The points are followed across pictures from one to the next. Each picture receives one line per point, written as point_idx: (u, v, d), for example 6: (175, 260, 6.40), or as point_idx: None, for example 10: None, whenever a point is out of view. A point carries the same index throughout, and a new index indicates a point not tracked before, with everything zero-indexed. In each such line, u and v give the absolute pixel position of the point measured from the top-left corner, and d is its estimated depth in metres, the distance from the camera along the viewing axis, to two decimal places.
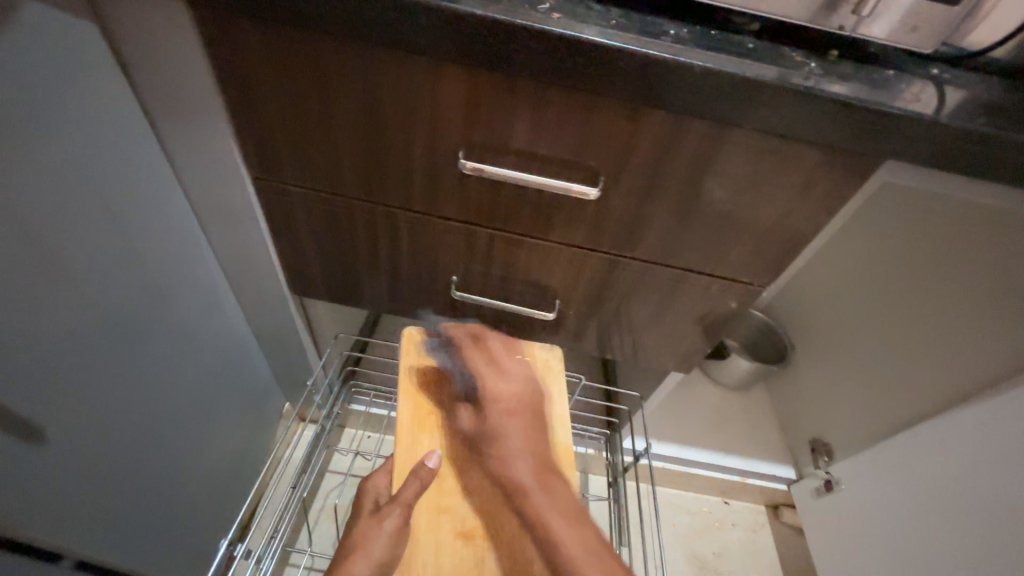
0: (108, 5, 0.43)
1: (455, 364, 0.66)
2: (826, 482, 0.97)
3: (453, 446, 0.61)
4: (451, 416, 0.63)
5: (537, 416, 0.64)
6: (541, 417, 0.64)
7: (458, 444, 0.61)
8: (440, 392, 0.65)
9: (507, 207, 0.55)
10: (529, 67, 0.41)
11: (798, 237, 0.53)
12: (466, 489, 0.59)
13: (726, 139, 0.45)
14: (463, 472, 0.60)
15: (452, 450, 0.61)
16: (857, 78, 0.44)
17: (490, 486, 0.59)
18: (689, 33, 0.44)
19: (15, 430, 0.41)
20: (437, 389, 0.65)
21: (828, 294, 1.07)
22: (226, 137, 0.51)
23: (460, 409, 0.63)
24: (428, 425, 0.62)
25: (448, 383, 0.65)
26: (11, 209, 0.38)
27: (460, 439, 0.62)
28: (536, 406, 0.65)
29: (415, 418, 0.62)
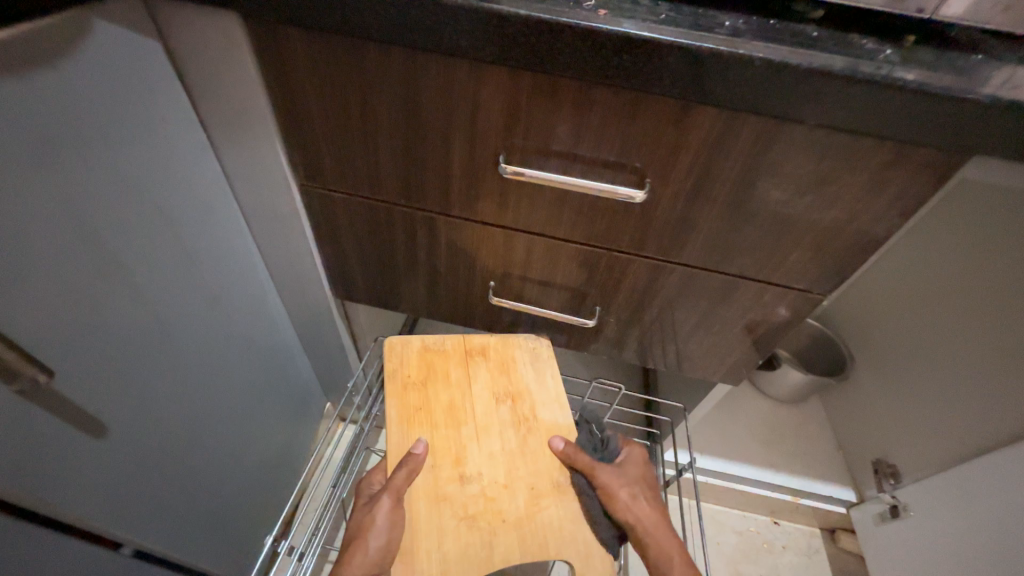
0: (171, 23, 0.45)
1: (441, 358, 0.66)
2: (893, 507, 0.89)
3: (444, 437, 0.60)
4: (441, 409, 0.62)
5: (530, 404, 0.64)
6: (531, 404, 0.64)
7: (451, 434, 0.60)
8: (426, 386, 0.64)
9: (546, 211, 0.53)
10: (572, 66, 0.40)
11: (866, 241, 0.49)
12: (464, 477, 0.58)
13: (785, 135, 0.42)
14: (457, 460, 0.59)
15: (443, 442, 0.60)
16: (939, 65, 0.40)
17: (487, 471, 0.58)
18: (745, 23, 0.41)
19: (83, 426, 0.43)
20: (424, 383, 0.64)
21: (894, 303, 0.99)
22: (274, 145, 0.53)
23: (450, 400, 0.63)
24: (418, 418, 0.61)
25: (435, 377, 0.65)
26: (81, 217, 0.40)
27: (452, 430, 0.61)
28: (526, 394, 0.65)
29: (404, 414, 0.61)
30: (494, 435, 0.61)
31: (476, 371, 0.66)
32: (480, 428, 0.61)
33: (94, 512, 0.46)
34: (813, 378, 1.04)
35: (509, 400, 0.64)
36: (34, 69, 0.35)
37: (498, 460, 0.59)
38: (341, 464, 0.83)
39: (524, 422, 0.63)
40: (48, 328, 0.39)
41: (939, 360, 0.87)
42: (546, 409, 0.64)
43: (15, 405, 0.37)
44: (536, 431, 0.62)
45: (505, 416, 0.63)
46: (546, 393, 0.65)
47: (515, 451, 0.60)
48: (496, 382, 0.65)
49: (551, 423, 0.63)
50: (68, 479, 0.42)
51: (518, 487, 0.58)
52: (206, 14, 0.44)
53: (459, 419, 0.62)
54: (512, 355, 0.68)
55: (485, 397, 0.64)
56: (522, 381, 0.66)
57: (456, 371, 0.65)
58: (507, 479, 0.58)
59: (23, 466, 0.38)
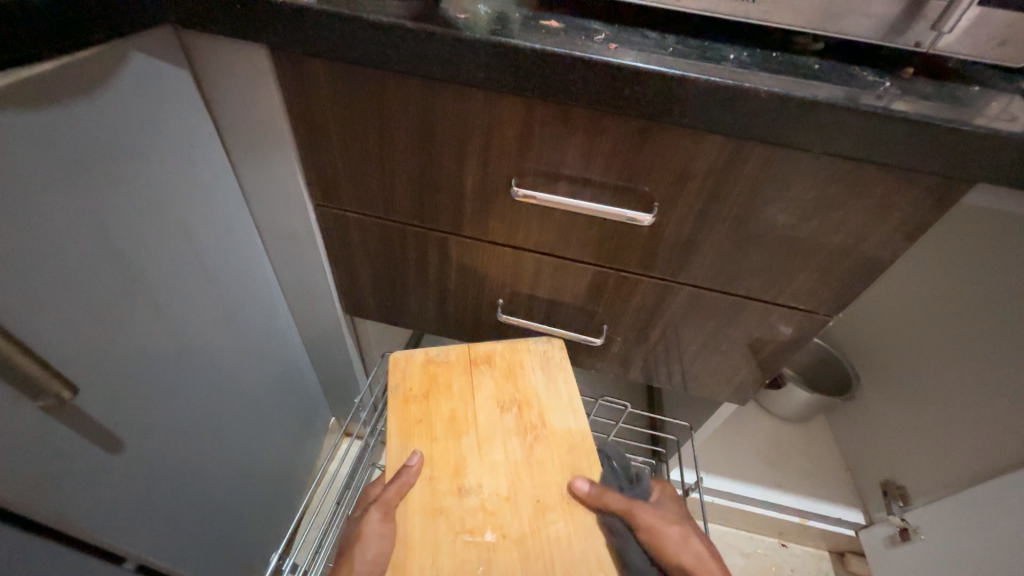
0: (200, 53, 0.47)
1: (444, 369, 0.65)
2: (902, 530, 0.88)
3: (444, 449, 0.59)
4: (441, 420, 0.61)
5: (537, 411, 0.62)
6: (539, 410, 0.62)
7: (450, 446, 0.59)
8: (429, 398, 0.63)
9: (557, 232, 0.54)
10: (583, 96, 0.41)
11: (871, 264, 0.49)
12: (463, 489, 0.56)
13: (789, 163, 0.43)
14: (456, 471, 0.57)
15: (443, 454, 0.58)
16: (938, 96, 0.41)
17: (488, 484, 0.56)
18: (749, 56, 0.43)
19: (100, 441, 0.44)
20: (427, 396, 0.63)
21: (900, 323, 0.99)
22: (294, 168, 0.55)
23: (451, 412, 0.62)
24: (419, 430, 0.60)
25: (437, 389, 0.64)
26: (106, 235, 0.41)
27: (452, 441, 0.59)
28: (534, 400, 0.63)
29: (404, 426, 0.61)
30: (497, 445, 0.59)
31: (480, 379, 0.65)
32: (481, 438, 0.60)
33: (105, 528, 0.46)
34: (818, 398, 1.04)
35: (515, 407, 0.62)
36: (71, 97, 0.36)
37: (500, 471, 0.57)
38: (347, 479, 0.82)
39: (531, 430, 0.61)
40: (75, 344, 0.40)
41: (946, 380, 0.87)
42: (555, 415, 0.62)
43: (39, 420, 0.37)
44: (543, 440, 0.60)
45: (509, 424, 0.61)
46: (557, 399, 0.63)
47: (519, 460, 0.58)
48: (501, 389, 0.64)
49: (560, 431, 0.61)
50: (81, 494, 0.42)
51: (522, 499, 0.55)
52: (234, 46, 0.46)
53: (460, 430, 0.60)
54: (520, 361, 0.66)
55: (489, 404, 0.62)
56: (529, 387, 0.64)
57: (459, 381, 0.64)
58: (509, 491, 0.56)
59: (41, 482, 0.39)
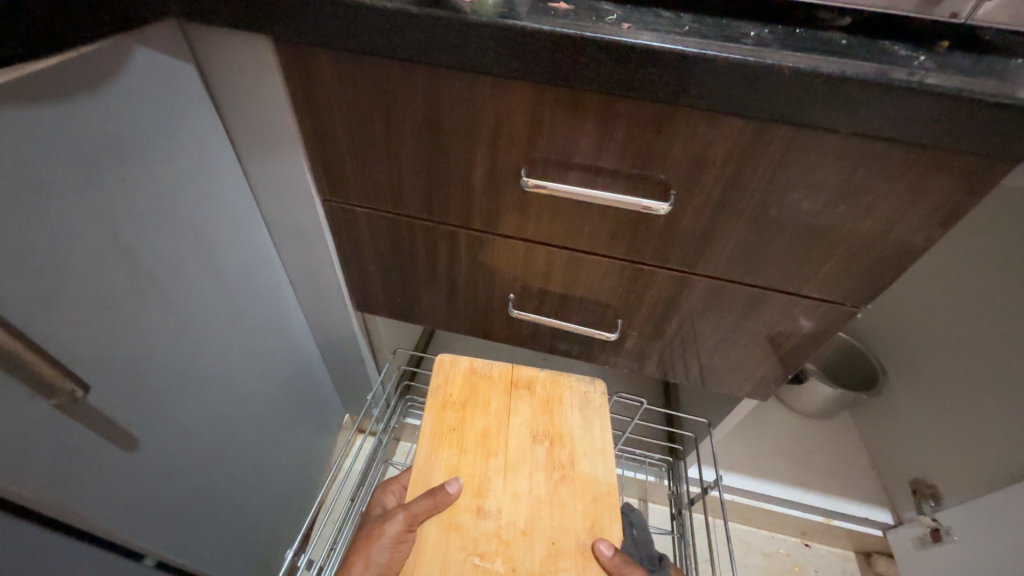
0: (206, 48, 0.47)
1: (485, 384, 0.64)
2: (933, 531, 0.84)
3: (471, 463, 0.57)
4: (474, 434, 0.60)
5: (569, 451, 0.60)
6: (571, 451, 0.60)
7: (478, 463, 0.58)
8: (465, 408, 0.62)
9: (569, 223, 0.53)
10: (595, 79, 0.40)
11: (902, 252, 0.47)
12: (481, 510, 0.54)
13: (814, 145, 0.41)
14: (479, 490, 0.56)
15: (469, 469, 0.57)
16: (976, 69, 0.39)
17: (507, 512, 0.55)
18: (770, 33, 0.41)
19: (114, 438, 0.44)
20: (463, 406, 0.62)
21: (930, 314, 0.95)
22: (301, 163, 0.54)
23: (484, 428, 0.60)
24: (450, 439, 0.59)
25: (475, 401, 0.63)
26: (114, 232, 0.41)
27: (480, 459, 0.58)
28: (568, 438, 0.61)
29: (436, 431, 0.60)
30: (523, 475, 0.57)
31: (518, 403, 0.63)
32: (509, 464, 0.58)
33: (120, 525, 0.46)
34: (843, 393, 1.01)
35: (547, 441, 0.61)
36: (77, 92, 0.36)
37: (521, 502, 0.55)
38: (361, 476, 0.82)
39: (560, 469, 0.58)
40: (88, 340, 0.40)
41: (980, 374, 0.83)
42: (586, 460, 0.60)
43: (52, 418, 0.38)
44: (570, 481, 0.58)
45: (539, 457, 0.59)
46: (591, 443, 0.61)
47: (543, 497, 0.56)
48: (537, 419, 0.62)
49: (588, 476, 0.58)
50: (96, 491, 0.43)
51: (538, 538, 0.53)
52: (239, 38, 0.46)
53: (490, 449, 0.59)
54: (560, 395, 0.65)
55: (522, 432, 0.61)
56: (565, 424, 0.62)
57: (497, 400, 0.63)
58: (527, 525, 0.54)
59: (56, 478, 0.39)
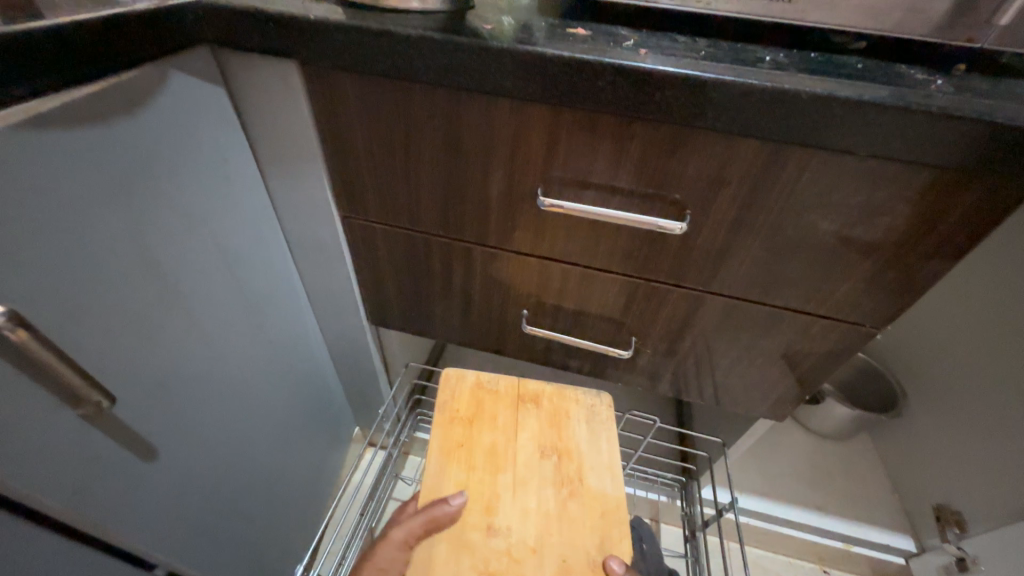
0: (237, 71, 0.49)
1: (492, 399, 0.64)
2: (959, 560, 0.81)
3: (480, 480, 0.57)
4: (482, 450, 0.59)
5: (577, 465, 0.59)
6: (579, 465, 0.60)
7: (487, 479, 0.57)
8: (472, 423, 0.62)
9: (584, 241, 0.53)
10: (612, 103, 0.41)
11: (922, 273, 0.46)
12: (491, 527, 0.54)
13: (831, 167, 0.41)
14: (488, 508, 0.55)
15: (477, 486, 0.57)
16: (995, 92, 0.39)
17: (517, 528, 0.54)
18: (786, 57, 0.42)
19: (135, 448, 0.44)
20: (471, 421, 0.62)
21: (951, 335, 0.93)
22: (322, 180, 0.56)
23: (492, 443, 0.60)
24: (458, 455, 0.59)
25: (482, 416, 0.62)
26: (145, 248, 0.43)
27: (489, 475, 0.57)
28: (575, 453, 0.60)
29: (445, 448, 0.59)
30: (532, 490, 0.57)
31: (525, 418, 0.63)
32: (518, 480, 0.58)
33: (137, 536, 0.46)
34: (862, 414, 0.98)
35: (555, 455, 0.60)
36: (114, 115, 0.38)
37: (531, 518, 0.55)
38: (371, 490, 0.82)
39: (568, 484, 0.58)
40: (114, 352, 0.41)
41: (1004, 398, 0.80)
42: (595, 474, 0.59)
43: (77, 427, 0.38)
44: (578, 495, 0.57)
45: (547, 472, 0.59)
46: (598, 457, 0.60)
47: (552, 513, 0.55)
48: (544, 434, 0.62)
49: (597, 490, 0.58)
50: (116, 501, 0.43)
51: (548, 555, 0.52)
52: (268, 63, 0.47)
53: (498, 464, 0.59)
54: (566, 409, 0.64)
55: (530, 447, 0.60)
56: (572, 438, 0.62)
57: (504, 415, 0.63)
58: (537, 542, 0.53)
59: (77, 487, 0.39)
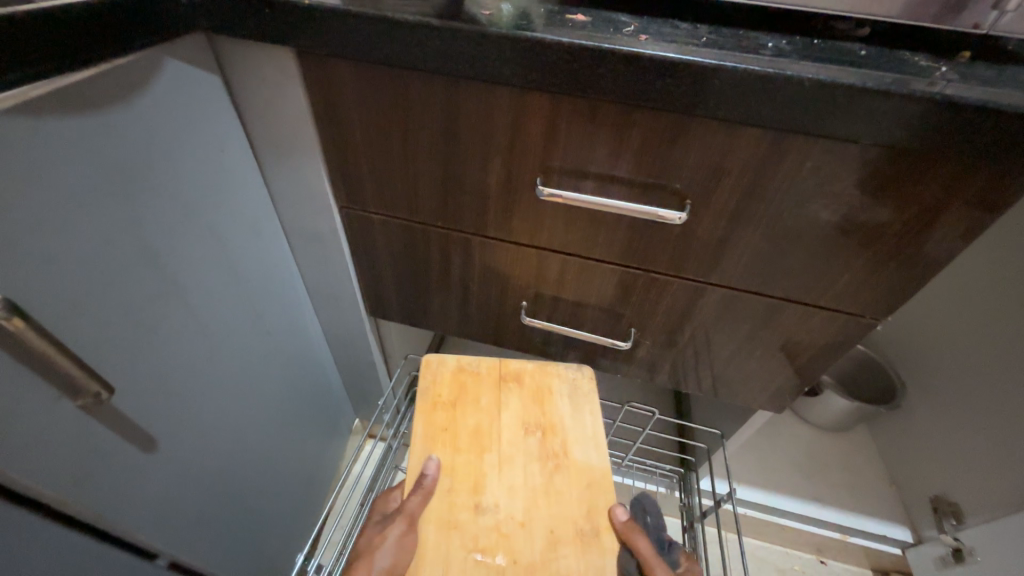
0: (232, 59, 0.48)
1: (474, 380, 0.63)
2: (956, 550, 0.82)
3: (465, 462, 0.57)
4: (466, 432, 0.59)
5: (562, 439, 0.59)
6: (563, 439, 0.59)
7: (472, 460, 0.57)
8: (455, 406, 0.61)
9: (583, 232, 0.53)
10: (612, 91, 0.40)
11: (923, 264, 0.46)
12: (479, 506, 0.54)
13: (833, 156, 0.41)
14: (476, 487, 0.55)
15: (463, 468, 0.56)
16: (1000, 80, 0.38)
17: (504, 505, 0.54)
18: (788, 44, 0.41)
19: (135, 439, 0.45)
20: (454, 404, 0.61)
21: (951, 327, 0.93)
22: (320, 170, 0.55)
23: (476, 425, 0.60)
24: (442, 439, 0.58)
25: (465, 398, 0.62)
26: (142, 239, 0.43)
27: (474, 456, 0.57)
28: (559, 427, 0.60)
29: (427, 433, 0.59)
30: (518, 467, 0.57)
31: (508, 397, 0.62)
32: (503, 458, 0.57)
33: (138, 525, 0.47)
34: (860, 406, 0.99)
35: (540, 431, 0.60)
36: (109, 103, 0.37)
37: (518, 494, 0.55)
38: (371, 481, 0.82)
39: (553, 458, 0.58)
40: (112, 343, 0.41)
41: (1003, 390, 0.80)
42: (580, 447, 0.59)
43: (76, 418, 0.39)
44: (564, 469, 0.57)
45: (532, 449, 0.59)
46: (582, 430, 0.60)
47: (538, 487, 0.56)
48: (528, 411, 0.61)
49: (582, 462, 0.58)
50: (117, 491, 0.43)
51: (536, 528, 0.53)
52: (264, 50, 0.47)
53: (483, 445, 0.58)
54: (550, 384, 0.63)
55: (514, 425, 0.60)
56: (556, 413, 0.61)
57: (487, 396, 0.62)
58: (524, 516, 0.53)
59: (77, 477, 0.40)
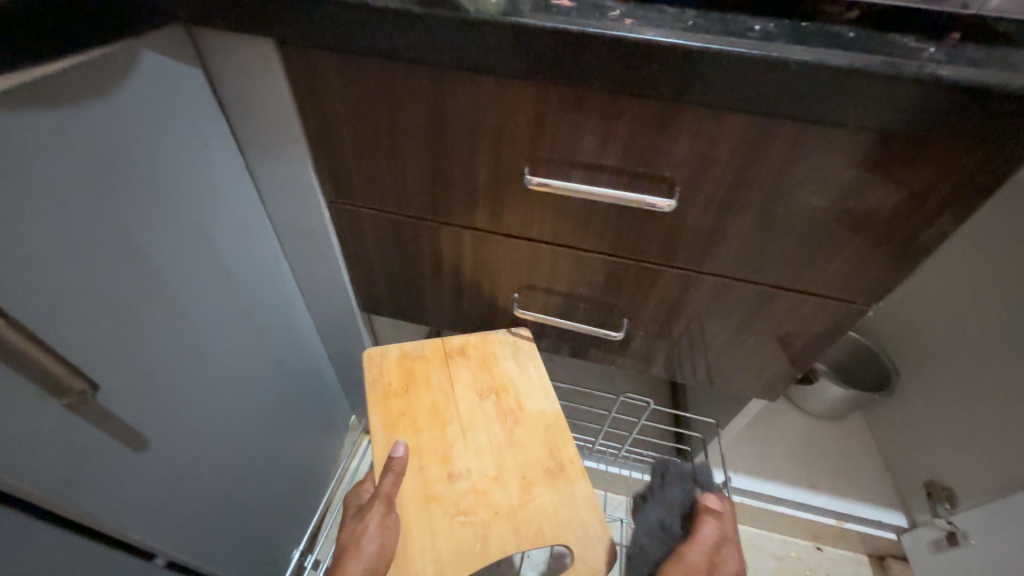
0: (212, 51, 0.48)
1: (421, 364, 0.64)
2: (949, 534, 0.83)
3: (430, 439, 0.58)
4: (423, 412, 0.60)
5: (514, 396, 0.62)
6: (516, 395, 0.62)
7: (436, 436, 0.58)
8: (408, 392, 0.62)
9: (573, 222, 0.53)
10: (597, 77, 0.40)
11: (913, 249, 0.46)
12: (452, 474, 0.56)
13: (822, 140, 0.40)
14: (445, 458, 0.57)
15: (429, 445, 0.58)
16: (990, 61, 0.38)
17: (476, 466, 0.57)
18: (775, 27, 0.40)
19: (124, 439, 0.44)
20: (406, 391, 0.62)
21: (943, 312, 0.93)
22: (306, 164, 0.54)
23: (432, 403, 0.61)
24: (403, 424, 0.59)
25: (416, 382, 0.63)
26: (125, 236, 0.42)
27: (436, 432, 0.59)
28: (509, 385, 0.63)
29: (387, 421, 0.59)
30: (480, 430, 0.59)
31: (457, 371, 0.64)
32: (464, 426, 0.60)
33: (131, 525, 0.46)
34: (855, 393, 0.99)
35: (493, 394, 0.62)
36: (85, 98, 0.37)
37: (486, 453, 0.58)
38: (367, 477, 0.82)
39: (510, 414, 0.61)
40: (95, 342, 0.40)
41: (995, 374, 0.81)
42: (531, 398, 0.62)
43: (62, 418, 0.38)
44: (522, 421, 0.60)
45: (489, 411, 0.61)
46: (531, 383, 0.63)
47: (503, 444, 0.58)
48: (477, 378, 0.63)
49: (536, 412, 0.61)
50: (107, 492, 0.43)
51: (509, 477, 0.56)
52: (245, 42, 0.46)
53: (443, 419, 0.60)
54: (492, 351, 0.66)
55: (468, 395, 0.62)
56: (504, 374, 0.64)
57: (436, 375, 0.63)
58: (496, 471, 0.56)
59: (67, 478, 0.39)
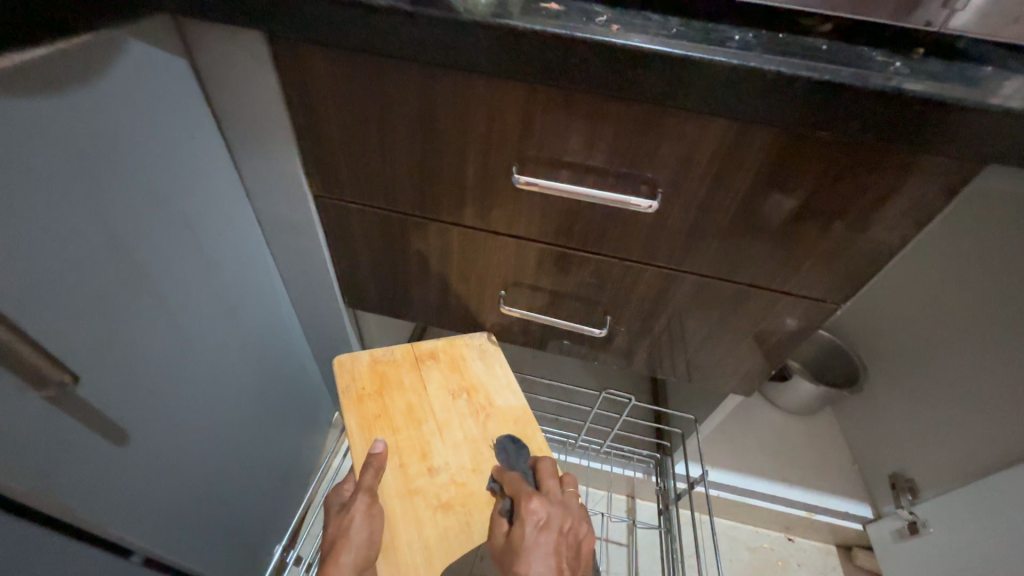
0: (199, 43, 0.47)
1: (392, 368, 0.65)
2: (911, 523, 0.87)
3: (407, 438, 0.59)
4: (400, 413, 0.61)
5: (484, 394, 0.65)
6: (485, 393, 0.65)
7: (413, 434, 0.60)
8: (382, 394, 0.62)
9: (558, 220, 0.54)
10: (585, 79, 0.41)
11: (879, 251, 0.49)
12: (433, 469, 0.58)
13: (796, 147, 0.42)
14: (424, 455, 0.59)
15: (407, 443, 0.59)
16: (949, 76, 0.40)
17: (454, 460, 0.59)
18: (754, 37, 0.42)
19: (104, 433, 0.44)
20: (380, 393, 0.62)
21: (908, 313, 0.98)
22: (294, 158, 0.54)
23: (407, 404, 0.62)
24: (380, 425, 0.60)
25: (389, 385, 0.63)
26: (108, 226, 0.41)
27: (413, 431, 0.60)
28: (479, 385, 0.65)
29: (364, 423, 0.60)
30: (455, 426, 0.61)
31: (429, 373, 0.65)
32: (440, 423, 0.61)
33: (111, 520, 0.46)
34: (826, 390, 1.03)
35: (464, 393, 0.65)
36: (70, 86, 0.36)
37: (463, 448, 0.60)
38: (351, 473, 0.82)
39: (482, 411, 0.63)
40: (76, 335, 0.40)
41: (957, 372, 0.85)
42: (499, 396, 0.65)
43: (42, 410, 0.37)
44: (493, 417, 0.63)
45: (462, 409, 0.63)
46: (498, 382, 0.66)
47: (477, 438, 0.61)
48: (448, 379, 0.65)
49: (506, 407, 0.64)
50: (87, 487, 0.43)
51: (486, 468, 0.59)
52: (233, 34, 0.46)
53: (419, 418, 0.61)
54: (460, 353, 0.68)
55: (441, 394, 0.64)
56: (473, 375, 0.66)
57: (409, 377, 0.64)
58: (473, 463, 0.59)
59: (47, 473, 0.39)
